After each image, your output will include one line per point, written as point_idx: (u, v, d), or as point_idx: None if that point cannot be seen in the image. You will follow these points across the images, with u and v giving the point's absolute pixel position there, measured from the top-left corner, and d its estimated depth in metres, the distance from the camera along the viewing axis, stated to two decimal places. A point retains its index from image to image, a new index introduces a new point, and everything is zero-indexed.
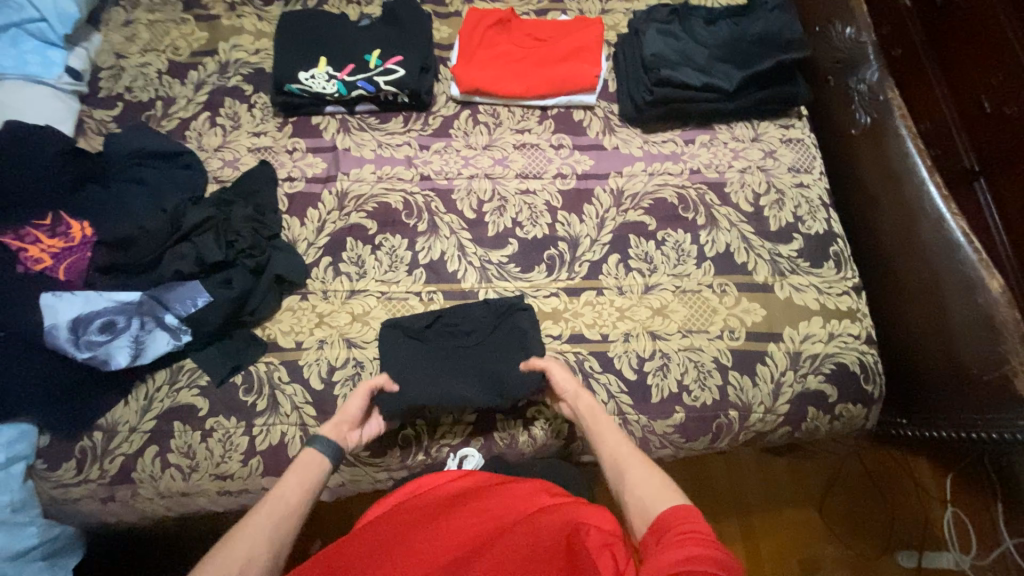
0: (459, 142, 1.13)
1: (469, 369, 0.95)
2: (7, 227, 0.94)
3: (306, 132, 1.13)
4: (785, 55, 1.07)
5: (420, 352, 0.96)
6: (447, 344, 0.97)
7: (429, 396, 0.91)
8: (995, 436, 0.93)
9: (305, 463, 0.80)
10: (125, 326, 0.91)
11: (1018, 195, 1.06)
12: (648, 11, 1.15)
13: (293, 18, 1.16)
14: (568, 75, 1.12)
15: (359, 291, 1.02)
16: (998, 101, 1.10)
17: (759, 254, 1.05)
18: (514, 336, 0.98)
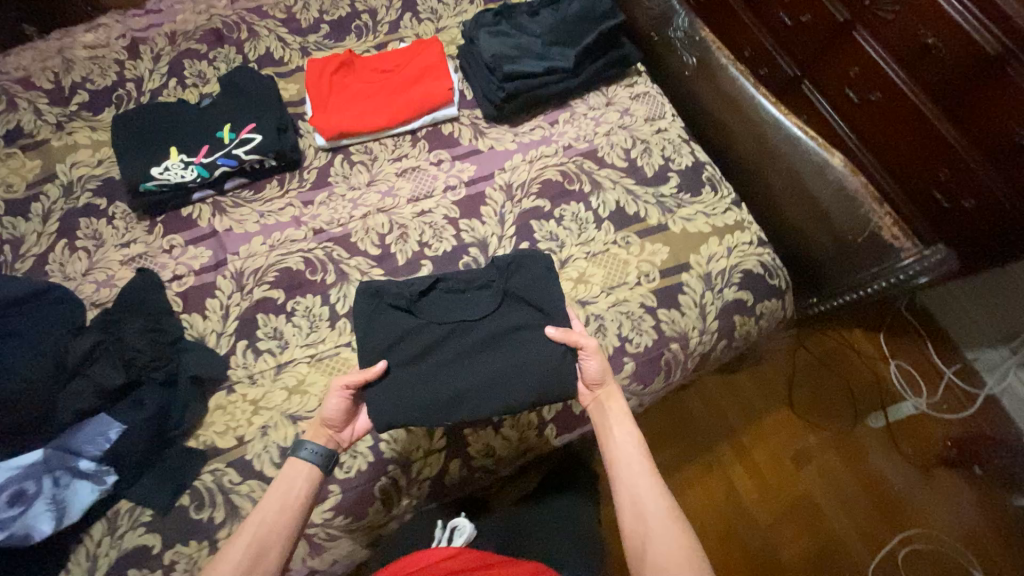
0: (341, 187, 1.12)
1: (482, 375, 0.88)
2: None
3: (179, 226, 1.08)
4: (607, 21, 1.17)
5: (409, 318, 0.92)
6: (440, 316, 0.92)
7: (426, 389, 0.87)
8: (889, 282, 1.07)
9: (295, 472, 0.81)
10: (33, 493, 0.82)
11: (834, 82, 1.28)
12: (475, 18, 1.22)
13: (126, 116, 1.10)
14: (424, 95, 1.15)
15: (286, 363, 0.98)
16: (793, 14, 1.31)
17: (646, 201, 1.13)
18: (526, 301, 0.94)
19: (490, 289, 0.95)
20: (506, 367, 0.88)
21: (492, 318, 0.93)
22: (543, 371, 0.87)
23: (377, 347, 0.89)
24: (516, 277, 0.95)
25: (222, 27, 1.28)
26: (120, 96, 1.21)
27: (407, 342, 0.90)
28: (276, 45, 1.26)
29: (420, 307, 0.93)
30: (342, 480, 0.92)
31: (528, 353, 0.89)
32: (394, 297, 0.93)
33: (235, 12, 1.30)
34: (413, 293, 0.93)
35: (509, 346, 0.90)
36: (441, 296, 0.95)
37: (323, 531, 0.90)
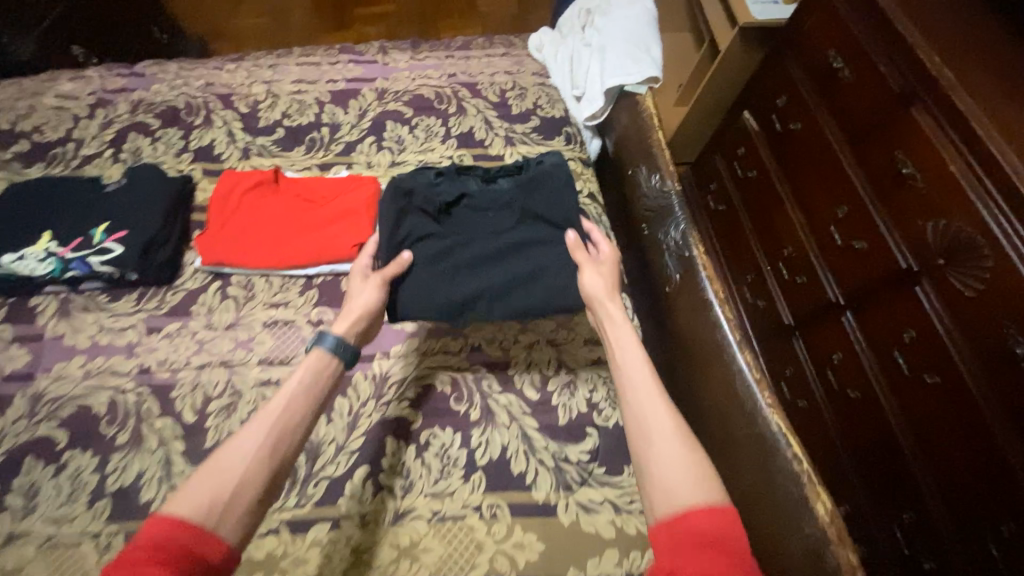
0: (198, 322, 0.95)
1: (503, 274, 0.91)
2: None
3: (16, 316, 0.96)
4: (562, 224, 0.96)
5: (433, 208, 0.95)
6: (466, 223, 0.97)
7: (452, 290, 0.89)
8: None
9: (305, 367, 0.79)
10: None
11: (888, 337, 1.13)
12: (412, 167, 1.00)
13: (27, 187, 1.03)
14: (328, 242, 0.98)
15: (17, 536, 0.78)
16: (846, 236, 1.23)
17: (540, 460, 0.84)
18: (554, 199, 0.97)
19: (509, 208, 0.98)
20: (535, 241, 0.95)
21: (515, 228, 0.97)
22: (560, 284, 0.90)
23: (401, 239, 0.92)
24: (538, 194, 0.99)
25: (183, 107, 1.21)
26: (56, 154, 1.16)
27: (426, 245, 0.93)
28: (223, 140, 1.17)
29: (446, 220, 0.97)
30: None
31: (550, 239, 0.95)
32: (421, 211, 0.95)
33: (204, 94, 1.23)
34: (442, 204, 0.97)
35: (532, 254, 0.94)
36: (469, 210, 0.98)
37: None
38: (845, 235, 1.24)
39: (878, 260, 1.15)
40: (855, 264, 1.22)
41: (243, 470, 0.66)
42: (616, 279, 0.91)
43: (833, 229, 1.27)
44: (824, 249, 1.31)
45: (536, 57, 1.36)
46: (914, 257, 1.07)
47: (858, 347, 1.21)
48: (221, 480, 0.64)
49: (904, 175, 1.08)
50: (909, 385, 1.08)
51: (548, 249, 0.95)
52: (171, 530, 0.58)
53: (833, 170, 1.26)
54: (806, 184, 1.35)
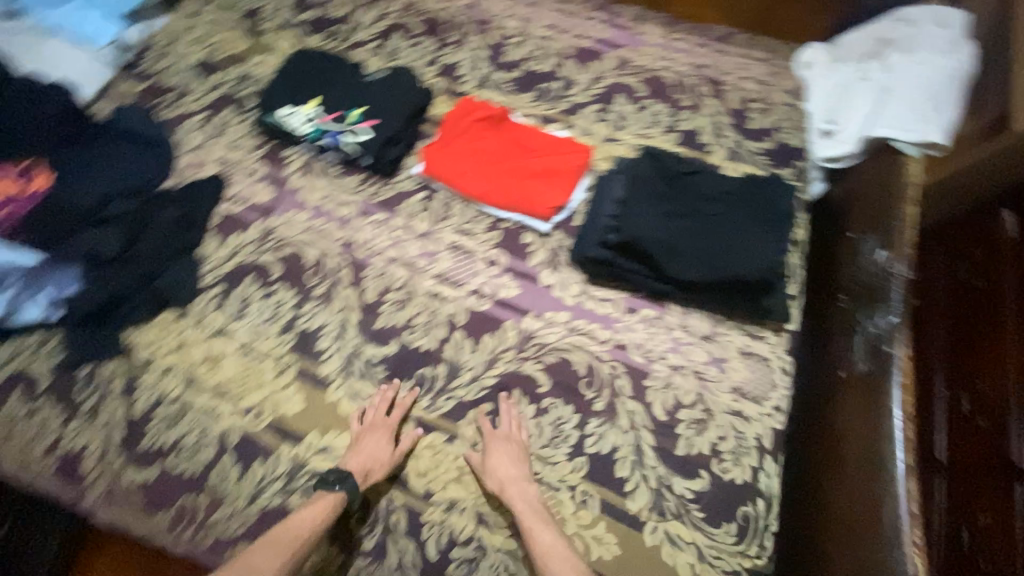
0: (399, 222, 1.08)
1: (700, 248, 0.92)
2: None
3: (272, 160, 1.15)
4: (756, 270, 0.90)
5: (676, 167, 1.00)
6: (694, 194, 0.98)
7: (652, 234, 0.93)
8: None
9: (311, 510, 0.81)
10: (25, 296, 0.97)
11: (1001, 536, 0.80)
12: (655, 154, 1.02)
13: (306, 54, 1.19)
14: (527, 196, 1.04)
15: (227, 331, 0.99)
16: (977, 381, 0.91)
17: (645, 476, 0.85)
18: (772, 215, 0.95)
19: (736, 196, 0.97)
20: (741, 234, 0.93)
21: (735, 217, 0.95)
22: (745, 271, 0.90)
23: (634, 184, 1.00)
24: (762, 200, 0.97)
25: (444, 22, 1.30)
26: (333, 32, 1.32)
27: (651, 196, 0.97)
28: (467, 64, 1.24)
29: (678, 182, 0.99)
30: (170, 469, 0.89)
31: (759, 242, 0.92)
32: (665, 167, 1.01)
33: (465, 15, 1.31)
34: (682, 169, 1.00)
35: (740, 236, 0.92)
36: (698, 185, 0.99)
37: (125, 488, 0.89)
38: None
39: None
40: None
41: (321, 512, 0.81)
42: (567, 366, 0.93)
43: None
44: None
45: (794, 72, 1.21)
46: None
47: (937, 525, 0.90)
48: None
49: None
50: None
51: (762, 244, 0.92)
52: None
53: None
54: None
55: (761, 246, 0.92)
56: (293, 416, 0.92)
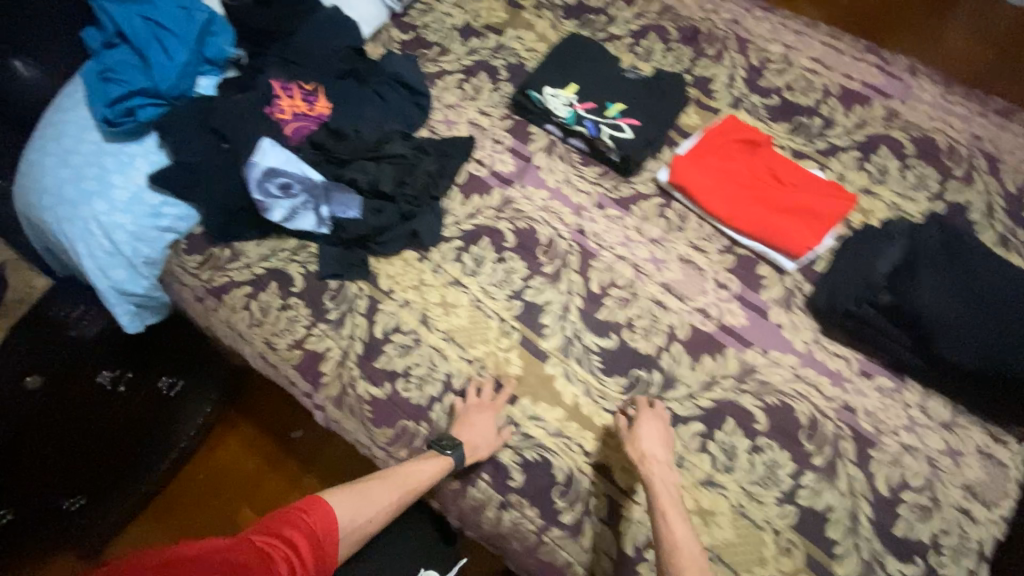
0: (632, 221, 1.09)
1: (979, 334, 0.86)
2: (252, 98, 1.11)
3: (518, 133, 1.20)
4: None
5: (962, 238, 0.94)
6: (980, 272, 0.90)
7: (926, 304, 0.88)
8: None
9: (428, 463, 0.88)
10: (303, 209, 1.05)
11: None
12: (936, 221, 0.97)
13: (571, 41, 1.24)
14: (780, 230, 1.01)
15: (460, 283, 1.07)
16: None
17: (857, 544, 0.83)
18: None
19: None
20: None
21: None
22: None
23: (908, 246, 0.95)
24: None
25: (705, 32, 1.28)
26: (589, 20, 1.34)
27: (930, 265, 0.92)
28: (722, 79, 1.21)
29: (962, 255, 0.93)
30: (397, 394, 0.98)
31: None
32: (949, 236, 0.94)
33: (727, 30, 1.28)
34: (969, 243, 0.93)
35: None
36: (985, 264, 0.91)
37: (355, 399, 0.99)
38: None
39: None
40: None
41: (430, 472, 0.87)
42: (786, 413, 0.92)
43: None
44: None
45: None
46: None
47: None
48: (354, 509, 0.82)
49: None
50: None
51: None
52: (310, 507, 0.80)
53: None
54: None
55: None
56: (512, 379, 0.97)
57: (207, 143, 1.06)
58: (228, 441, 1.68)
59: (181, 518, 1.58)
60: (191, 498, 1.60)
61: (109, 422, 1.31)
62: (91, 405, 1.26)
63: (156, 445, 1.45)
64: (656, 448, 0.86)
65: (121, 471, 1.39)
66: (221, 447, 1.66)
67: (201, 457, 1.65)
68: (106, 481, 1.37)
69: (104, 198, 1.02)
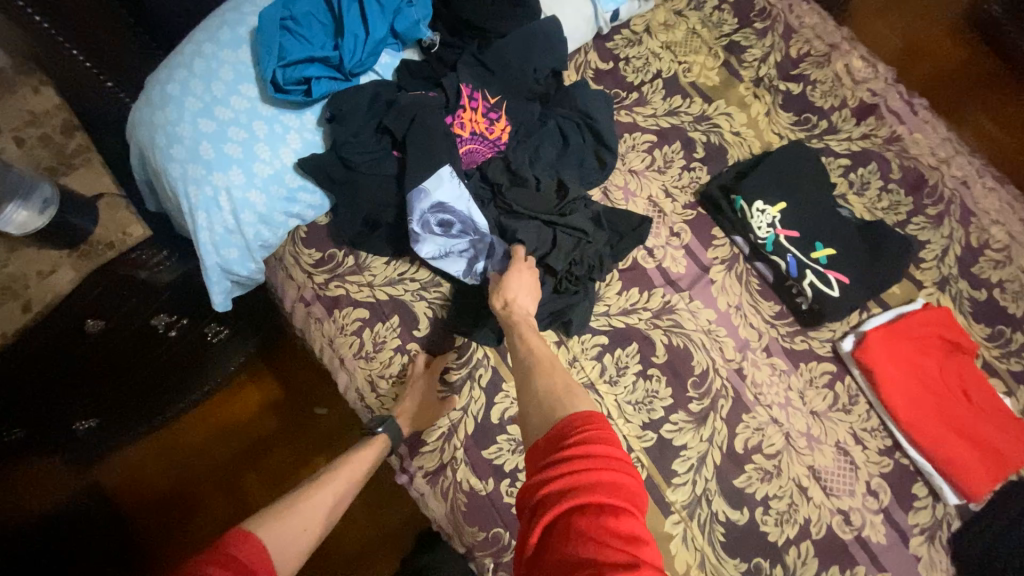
0: (797, 382, 0.97)
1: None
2: (435, 102, 0.94)
3: (699, 232, 1.06)
4: None
5: None
6: None
7: None
8: None
9: (358, 455, 0.88)
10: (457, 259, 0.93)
11: None
12: None
13: (790, 148, 1.07)
14: (961, 462, 0.91)
15: (596, 389, 0.95)
16: None
17: None
18: None
19: None
20: None
21: None
22: None
23: None
24: None
25: (932, 185, 1.12)
26: (807, 120, 1.16)
27: None
28: (936, 249, 1.07)
29: None
30: (498, 493, 0.88)
31: None
32: None
33: (955, 191, 1.12)
34: None
35: None
36: None
37: (450, 484, 0.89)
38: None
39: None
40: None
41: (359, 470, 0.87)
42: None
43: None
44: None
45: None
46: None
47: None
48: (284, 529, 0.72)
49: None
50: None
51: None
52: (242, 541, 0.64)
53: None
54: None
55: None
56: None
57: (377, 144, 0.92)
58: (248, 392, 1.45)
59: (183, 454, 1.39)
60: (197, 440, 1.40)
61: (151, 364, 1.13)
62: (138, 348, 1.07)
63: (186, 387, 1.28)
64: (524, 308, 0.86)
65: (134, 409, 1.20)
66: (239, 397, 1.44)
67: (220, 397, 1.44)
68: (114, 416, 1.16)
69: (243, 169, 0.87)
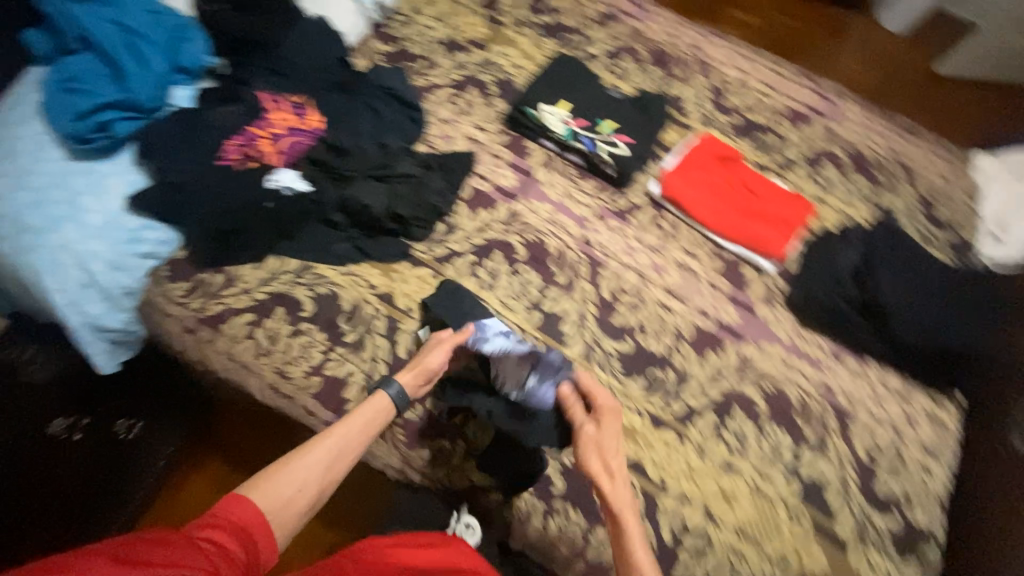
0: (631, 230, 1.18)
1: (922, 317, 1.05)
2: (240, 115, 1.07)
3: (516, 149, 1.24)
4: (964, 346, 1.04)
5: (902, 244, 1.14)
6: (917, 269, 1.10)
7: (885, 296, 1.06)
8: None
9: (368, 407, 0.89)
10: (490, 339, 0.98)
11: None
12: (877, 228, 1.17)
13: (559, 60, 1.30)
14: (759, 235, 1.16)
15: (479, 298, 1.07)
16: None
17: (851, 505, 0.96)
18: (977, 303, 1.08)
19: (952, 278, 1.10)
20: (957, 316, 1.06)
21: (952, 299, 1.07)
22: (955, 345, 1.03)
23: (861, 249, 1.14)
24: (974, 287, 1.09)
25: (673, 57, 1.40)
26: (568, 40, 1.40)
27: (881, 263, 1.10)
28: (693, 101, 1.35)
29: (902, 255, 1.12)
30: (427, 412, 0.98)
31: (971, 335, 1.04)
32: (892, 239, 1.14)
33: (691, 55, 1.41)
34: (904, 245, 1.13)
35: (955, 315, 1.05)
36: (921, 262, 1.11)
37: (383, 425, 0.97)
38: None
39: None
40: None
41: (366, 420, 0.88)
42: (775, 398, 1.04)
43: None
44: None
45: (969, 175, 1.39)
46: None
47: None
48: (285, 485, 0.76)
49: None
50: None
51: (970, 328, 1.05)
52: (235, 503, 0.70)
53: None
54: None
55: (970, 332, 1.05)
56: None
57: (198, 162, 1.02)
58: (194, 485, 1.33)
59: None
60: None
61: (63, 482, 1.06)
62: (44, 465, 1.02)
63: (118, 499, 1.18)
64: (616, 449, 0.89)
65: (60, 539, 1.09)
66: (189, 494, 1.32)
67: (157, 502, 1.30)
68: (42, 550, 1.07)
69: (76, 223, 0.94)
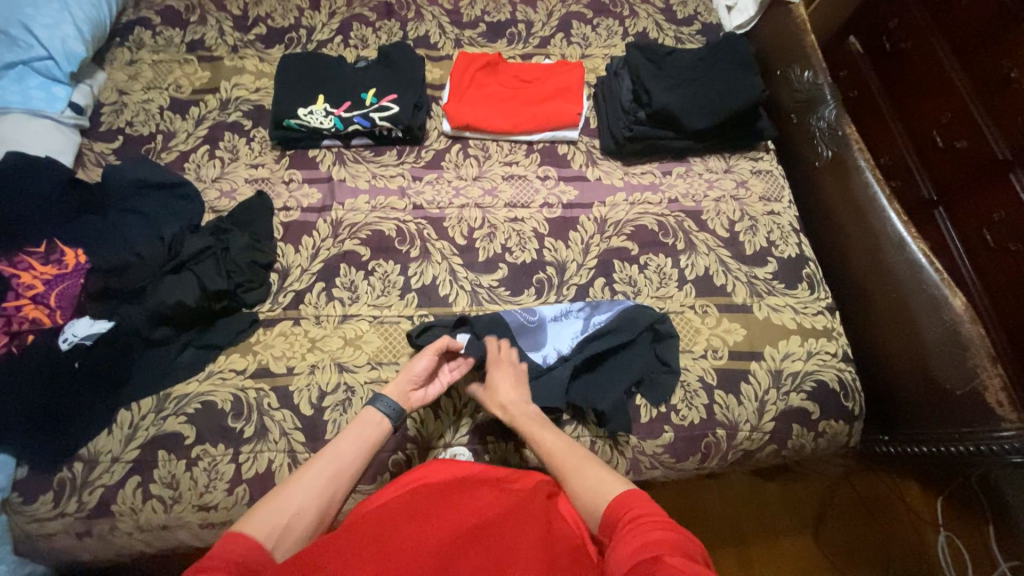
0: (450, 174, 1.19)
1: (704, 101, 1.16)
2: None
3: (303, 164, 1.18)
4: (745, 101, 1.16)
5: (659, 53, 1.24)
6: (680, 67, 1.22)
7: (670, 101, 1.15)
8: (994, 447, 0.92)
9: (358, 430, 0.82)
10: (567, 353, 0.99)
11: (976, 224, 1.10)
12: (633, 48, 1.25)
13: (291, 60, 1.23)
14: (553, 112, 1.20)
15: (351, 315, 1.04)
16: (949, 136, 1.15)
17: (736, 277, 1.10)
18: (733, 64, 1.21)
19: (707, 58, 1.23)
20: (729, 84, 1.18)
21: (717, 73, 1.20)
22: (741, 106, 1.15)
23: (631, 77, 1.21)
24: (726, 54, 1.22)
25: (395, 3, 1.37)
26: (291, 38, 1.32)
27: (651, 77, 1.19)
28: (436, 31, 1.34)
29: (663, 62, 1.23)
30: None
31: (746, 93, 1.16)
32: (649, 51, 1.23)
33: None
34: (662, 52, 1.23)
35: (725, 84, 1.18)
36: (679, 60, 1.23)
37: None
38: (947, 136, 1.16)
39: (982, 154, 1.08)
40: (957, 165, 1.14)
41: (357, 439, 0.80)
42: (639, 235, 1.13)
43: (935, 133, 1.19)
44: (924, 158, 1.22)
45: None
46: (1012, 147, 1.03)
47: (956, 245, 1.15)
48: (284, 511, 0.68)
49: (1009, 78, 1.03)
50: (991, 257, 1.07)
51: (742, 86, 1.17)
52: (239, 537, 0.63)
53: (943, 76, 1.16)
54: (916, 97, 1.23)
55: (745, 88, 1.17)
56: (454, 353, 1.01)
57: None
58: None
59: None
60: None
61: None
62: None
63: None
64: (520, 402, 0.90)
65: None
66: None
67: None
68: None
69: None
